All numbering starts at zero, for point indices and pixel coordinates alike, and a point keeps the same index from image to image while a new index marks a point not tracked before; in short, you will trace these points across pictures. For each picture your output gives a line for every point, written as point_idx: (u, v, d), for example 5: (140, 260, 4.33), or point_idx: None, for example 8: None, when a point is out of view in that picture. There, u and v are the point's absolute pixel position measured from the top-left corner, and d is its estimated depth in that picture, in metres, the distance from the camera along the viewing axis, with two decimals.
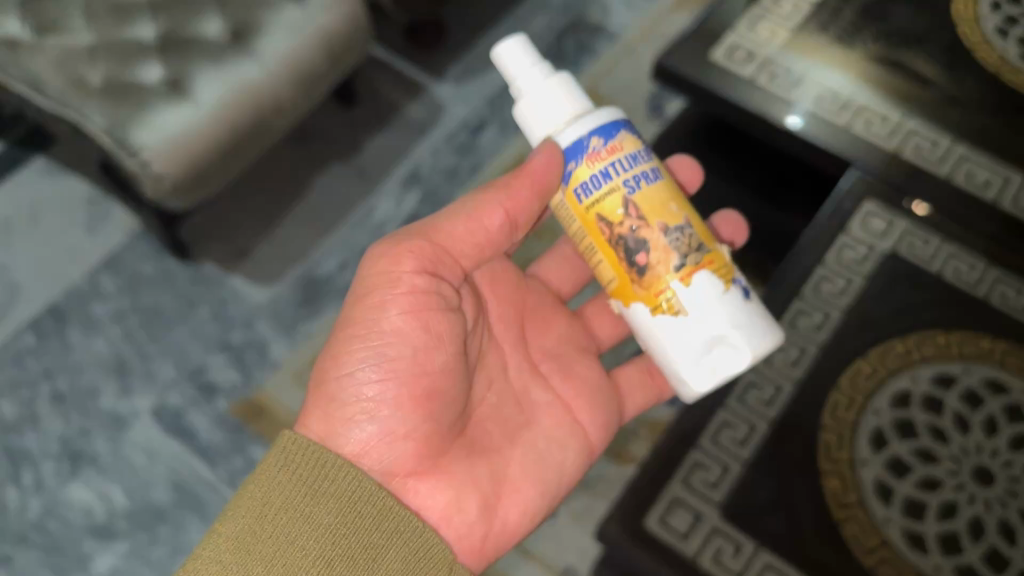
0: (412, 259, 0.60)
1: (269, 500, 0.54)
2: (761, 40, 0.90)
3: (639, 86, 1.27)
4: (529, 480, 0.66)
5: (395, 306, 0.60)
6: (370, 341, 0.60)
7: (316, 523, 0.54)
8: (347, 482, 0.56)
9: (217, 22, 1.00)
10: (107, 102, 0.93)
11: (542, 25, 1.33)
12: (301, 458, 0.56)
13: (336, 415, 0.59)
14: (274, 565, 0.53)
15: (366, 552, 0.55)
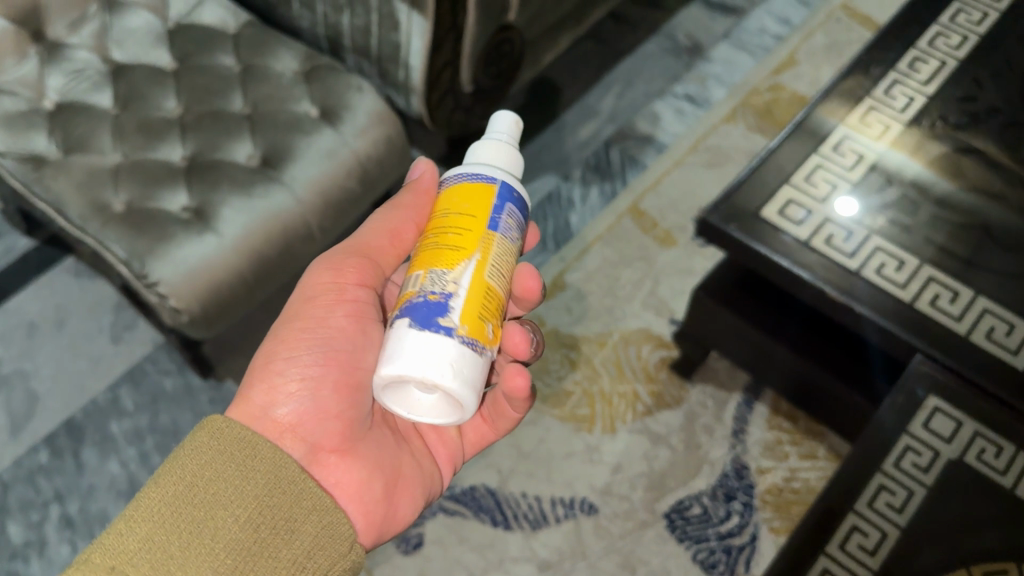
0: (353, 271, 0.67)
1: (201, 469, 0.56)
2: (817, 197, 0.83)
3: (687, 203, 1.21)
4: (414, 478, 0.70)
5: (341, 306, 0.66)
6: (318, 329, 0.65)
7: (246, 493, 0.56)
8: (276, 458, 0.58)
9: (248, 146, 0.96)
10: (126, 232, 0.89)
11: (588, 133, 1.29)
12: (232, 434, 0.58)
13: (276, 391, 0.63)
14: (202, 529, 0.54)
15: (287, 524, 0.57)
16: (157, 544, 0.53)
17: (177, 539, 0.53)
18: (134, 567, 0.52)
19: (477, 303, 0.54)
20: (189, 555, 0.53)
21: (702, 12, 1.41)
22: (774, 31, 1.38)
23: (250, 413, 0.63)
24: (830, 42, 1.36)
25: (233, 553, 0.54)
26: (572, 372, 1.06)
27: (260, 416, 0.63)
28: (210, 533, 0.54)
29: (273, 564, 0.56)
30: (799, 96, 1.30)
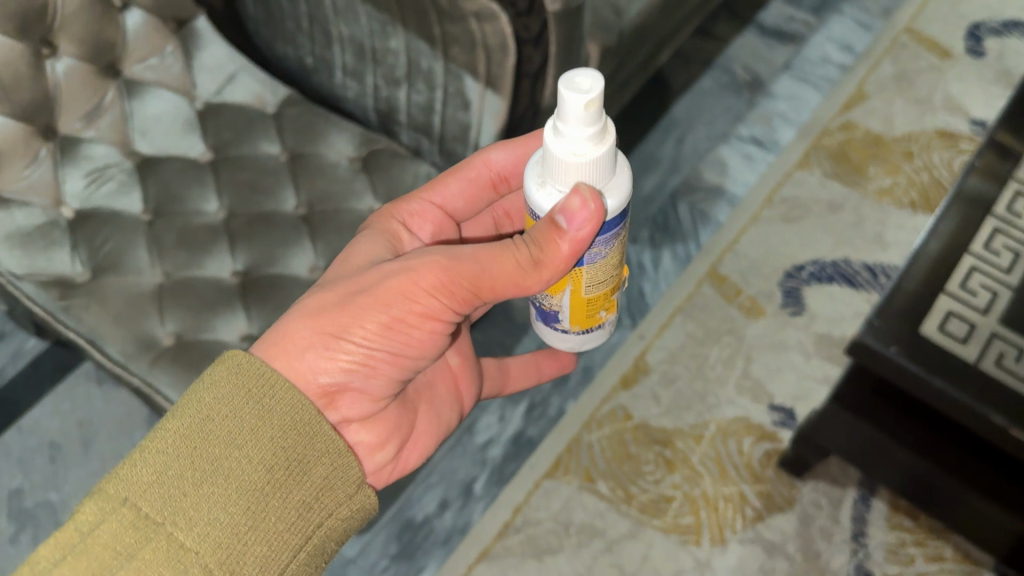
0: (452, 295, 0.58)
1: (216, 404, 0.55)
2: (978, 308, 0.73)
3: (770, 264, 1.11)
4: (428, 433, 0.71)
5: (422, 323, 0.59)
6: (388, 339, 0.59)
7: (259, 433, 0.55)
8: (292, 401, 0.57)
9: (310, 255, 0.84)
10: (181, 375, 0.76)
11: (650, 185, 1.19)
12: (254, 373, 0.56)
13: (334, 359, 0.59)
14: (218, 466, 0.54)
15: (297, 462, 0.56)
16: (169, 478, 0.52)
17: (192, 477, 0.53)
18: (147, 501, 0.52)
19: (582, 312, 0.63)
20: (200, 494, 0.53)
21: (757, 41, 1.31)
22: (837, 60, 1.28)
23: (296, 372, 0.59)
24: (899, 72, 1.27)
25: (244, 495, 0.54)
26: (670, 473, 0.96)
27: (308, 380, 0.59)
28: (224, 472, 0.54)
29: (283, 505, 0.55)
30: (873, 135, 1.21)
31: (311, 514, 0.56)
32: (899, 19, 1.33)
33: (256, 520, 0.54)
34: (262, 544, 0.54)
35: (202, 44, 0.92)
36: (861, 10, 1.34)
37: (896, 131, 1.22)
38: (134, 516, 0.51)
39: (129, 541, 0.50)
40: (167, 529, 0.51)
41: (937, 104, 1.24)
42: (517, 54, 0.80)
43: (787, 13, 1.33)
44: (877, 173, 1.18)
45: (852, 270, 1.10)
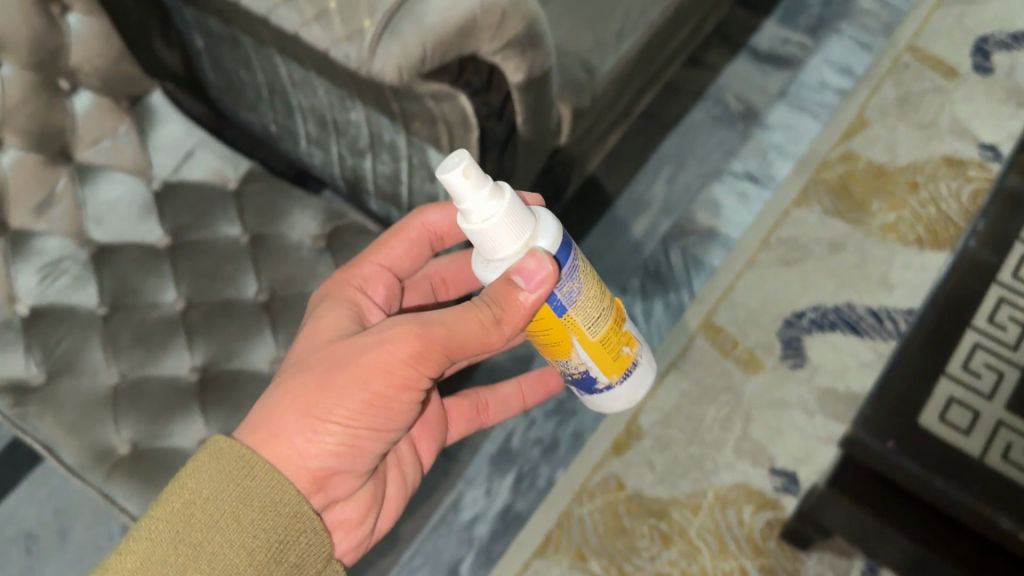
0: (433, 360, 0.55)
1: (199, 489, 0.51)
2: (980, 395, 0.68)
3: (768, 312, 1.05)
4: (397, 500, 0.67)
5: (404, 389, 0.56)
6: (376, 408, 0.55)
7: (243, 518, 0.51)
8: (279, 486, 0.52)
9: (270, 347, 0.80)
10: (137, 486, 0.73)
11: (641, 230, 1.14)
12: (234, 454, 0.52)
13: (320, 441, 0.54)
14: (199, 553, 0.50)
15: (277, 546, 0.52)
16: (151, 563, 0.49)
17: (174, 564, 0.50)
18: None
19: (613, 350, 0.57)
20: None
21: (750, 68, 1.25)
22: (836, 85, 1.22)
23: (280, 458, 0.54)
24: (901, 94, 1.21)
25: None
26: (665, 548, 0.92)
27: (294, 466, 0.54)
28: (204, 560, 0.50)
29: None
30: (876, 165, 1.15)
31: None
32: (901, 37, 1.26)
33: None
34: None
35: (157, 120, 0.89)
36: (860, 29, 1.28)
37: (900, 160, 1.15)
38: None
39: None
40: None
41: (943, 128, 1.18)
42: (479, 129, 0.75)
43: (781, 36, 1.28)
44: (881, 208, 1.12)
45: (856, 315, 1.04)
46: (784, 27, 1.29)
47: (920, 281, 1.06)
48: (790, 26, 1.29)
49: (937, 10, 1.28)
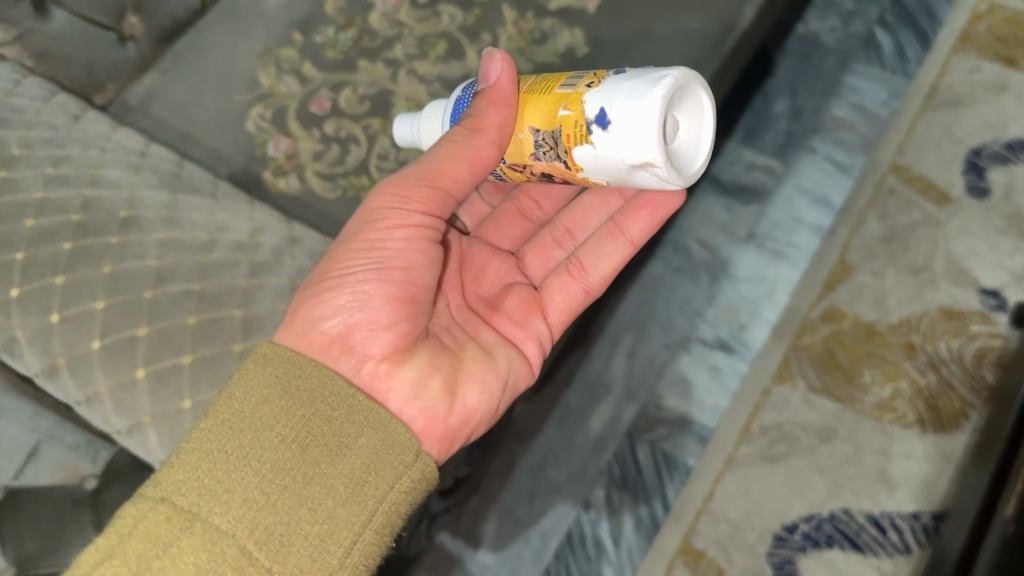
0: (422, 200, 0.59)
1: (245, 400, 0.52)
2: None
3: (754, 528, 0.91)
4: (486, 377, 0.64)
5: (402, 228, 0.59)
6: (370, 252, 0.58)
7: (293, 413, 0.53)
8: (324, 377, 0.54)
9: None
10: None
11: (604, 419, 0.97)
12: (279, 358, 0.55)
13: (327, 299, 0.58)
14: (249, 450, 0.51)
15: (336, 438, 0.53)
16: (203, 474, 0.50)
17: (223, 465, 0.50)
18: (183, 497, 0.49)
19: None
20: (236, 481, 0.50)
21: (713, 203, 1.10)
22: (811, 221, 1.07)
23: (294, 338, 0.57)
24: (888, 230, 1.06)
25: (282, 475, 0.51)
26: None
27: (307, 329, 0.57)
28: (256, 457, 0.51)
29: (328, 483, 0.52)
30: (864, 325, 1.00)
31: (369, 490, 0.52)
32: (883, 155, 1.11)
33: (299, 497, 0.51)
34: (312, 525, 0.50)
35: None
36: (836, 146, 1.12)
37: (892, 316, 1.01)
38: (169, 511, 0.48)
39: (164, 535, 0.47)
40: (202, 518, 0.48)
41: (937, 269, 1.03)
42: None
43: (745, 161, 1.12)
44: (874, 381, 0.97)
45: (854, 526, 0.90)
46: (747, 148, 1.13)
47: (922, 475, 0.92)
48: (754, 148, 1.13)
49: (921, 119, 1.13)
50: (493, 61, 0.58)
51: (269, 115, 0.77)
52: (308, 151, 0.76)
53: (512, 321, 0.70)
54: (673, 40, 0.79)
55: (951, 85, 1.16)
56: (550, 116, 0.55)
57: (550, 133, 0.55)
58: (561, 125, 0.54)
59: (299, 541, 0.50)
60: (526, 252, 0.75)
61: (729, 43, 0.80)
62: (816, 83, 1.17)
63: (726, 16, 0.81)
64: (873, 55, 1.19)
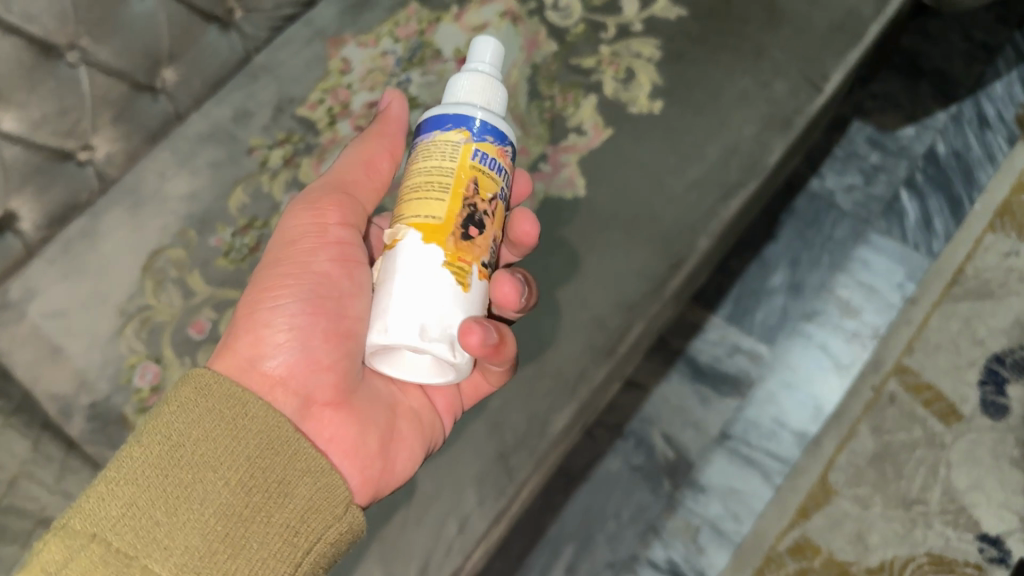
0: (337, 212, 0.55)
1: (188, 430, 0.46)
2: None
3: None
4: (415, 434, 0.59)
5: (326, 249, 0.53)
6: (303, 278, 0.52)
7: (237, 455, 0.46)
8: (271, 418, 0.48)
9: None
10: None
11: None
12: (223, 392, 0.48)
13: (262, 336, 0.51)
14: (190, 492, 0.44)
15: (278, 485, 0.47)
16: (140, 512, 0.43)
17: (163, 505, 0.44)
18: (119, 536, 0.42)
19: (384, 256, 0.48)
20: (175, 524, 0.44)
21: (687, 392, 0.97)
22: (795, 426, 0.94)
23: (234, 369, 0.51)
24: (881, 447, 0.93)
25: (222, 519, 0.45)
26: None
27: (245, 369, 0.51)
28: (198, 498, 0.44)
29: (265, 531, 0.46)
30: (838, 565, 0.88)
31: (299, 541, 0.47)
32: (887, 353, 0.97)
33: (238, 548, 0.45)
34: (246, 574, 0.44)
35: None
36: (834, 332, 0.99)
37: (873, 558, 0.88)
38: (104, 552, 0.42)
39: None
40: (139, 563, 0.42)
41: (932, 504, 0.90)
42: None
43: (729, 342, 1.00)
44: None
45: None
46: (734, 327, 1.00)
47: None
48: (742, 327, 1.00)
49: (939, 310, 0.99)
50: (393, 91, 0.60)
51: (143, 334, 0.69)
52: (175, 385, 0.67)
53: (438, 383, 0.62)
54: (609, 279, 0.68)
55: (980, 269, 1.01)
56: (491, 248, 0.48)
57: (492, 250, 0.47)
58: None
59: None
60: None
61: (675, 283, 0.69)
62: (822, 254, 1.03)
63: (675, 250, 0.70)
64: (894, 224, 1.05)
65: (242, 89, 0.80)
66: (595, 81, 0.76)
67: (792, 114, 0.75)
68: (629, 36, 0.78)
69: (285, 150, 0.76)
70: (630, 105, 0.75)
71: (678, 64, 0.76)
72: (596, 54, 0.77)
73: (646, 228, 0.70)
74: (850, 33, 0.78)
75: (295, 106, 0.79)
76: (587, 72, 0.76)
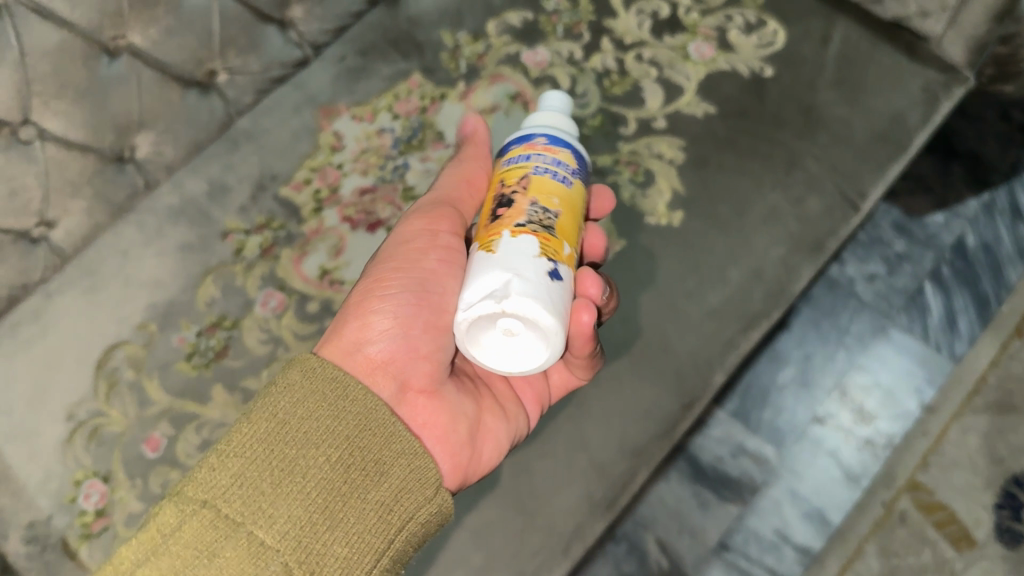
0: (449, 222, 0.54)
1: (291, 406, 0.46)
2: None
3: None
4: (502, 426, 0.56)
5: (435, 250, 0.53)
6: (411, 271, 0.52)
7: (337, 432, 0.46)
8: (371, 400, 0.48)
9: None
10: None
11: None
12: (326, 373, 0.48)
13: (369, 322, 0.51)
14: (293, 465, 0.44)
15: (375, 465, 0.46)
16: (247, 481, 0.43)
17: (268, 476, 0.44)
18: (226, 503, 0.42)
19: None
20: (279, 494, 0.43)
21: (686, 495, 0.91)
22: (798, 541, 0.89)
23: (339, 353, 0.50)
24: (888, 571, 0.87)
25: (323, 493, 0.44)
26: None
27: (350, 352, 0.50)
28: (300, 472, 0.44)
29: (363, 507, 0.45)
30: None
31: (395, 519, 0.46)
32: (900, 465, 0.91)
33: (338, 522, 0.44)
34: (345, 549, 0.44)
35: None
36: (845, 438, 0.93)
37: None
38: (211, 519, 0.42)
39: (207, 544, 0.41)
40: (245, 530, 0.42)
41: None
42: None
43: (734, 441, 0.93)
44: None
45: None
46: (740, 425, 0.94)
47: None
48: (748, 426, 0.94)
49: (957, 421, 0.93)
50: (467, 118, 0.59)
51: (92, 447, 0.62)
52: (124, 511, 0.60)
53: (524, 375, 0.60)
54: (610, 418, 0.61)
55: (1004, 378, 0.95)
56: (571, 233, 0.46)
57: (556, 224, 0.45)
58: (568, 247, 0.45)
59: (331, 564, 0.43)
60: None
61: (684, 426, 0.62)
62: (838, 350, 0.97)
63: (687, 389, 0.62)
64: (916, 320, 0.98)
65: (220, 159, 0.72)
66: (611, 183, 0.68)
67: (824, 235, 0.67)
68: (650, 133, 0.70)
69: (264, 237, 0.69)
70: (647, 216, 0.68)
71: (702, 171, 0.69)
72: (613, 152, 0.70)
73: (656, 360, 0.63)
74: (892, 144, 0.70)
75: (278, 185, 0.71)
76: (603, 172, 0.69)
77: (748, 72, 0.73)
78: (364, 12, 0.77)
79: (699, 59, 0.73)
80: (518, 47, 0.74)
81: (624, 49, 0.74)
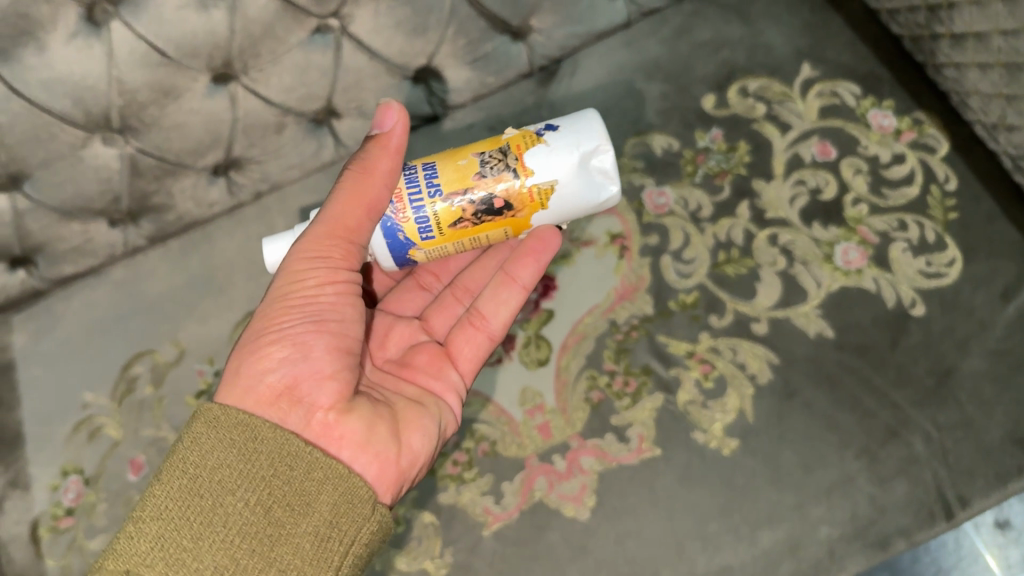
0: (340, 248, 0.50)
1: (205, 459, 0.44)
2: None
3: None
4: (424, 414, 0.53)
5: (321, 276, 0.50)
6: (306, 303, 0.49)
7: (252, 475, 0.44)
8: (281, 437, 0.45)
9: None
10: None
11: None
12: (231, 418, 0.45)
13: (266, 354, 0.48)
14: (212, 515, 0.42)
15: (297, 497, 0.44)
16: (168, 541, 0.42)
17: (188, 531, 0.42)
18: (149, 568, 0.41)
19: None
20: (203, 549, 0.42)
21: None
22: None
23: (238, 395, 0.47)
24: None
25: (249, 538, 0.43)
26: None
27: (250, 388, 0.47)
28: (220, 521, 0.42)
29: (293, 542, 0.43)
30: None
31: (333, 544, 0.44)
32: None
33: (269, 561, 0.42)
34: None
35: None
36: None
37: None
38: None
39: None
40: None
41: None
42: None
43: None
44: None
45: None
46: None
47: None
48: None
49: None
50: (386, 105, 0.51)
51: (91, 442, 0.65)
52: (89, 519, 0.63)
53: (427, 377, 0.57)
54: None
55: None
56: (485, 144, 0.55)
57: (498, 148, 0.54)
58: (507, 141, 0.54)
59: None
60: (430, 313, 0.63)
61: None
62: None
63: None
64: None
65: (318, 197, 0.71)
66: (672, 377, 0.60)
67: (892, 532, 0.55)
68: (743, 334, 0.60)
69: None
70: (697, 432, 0.58)
71: (783, 403, 0.58)
72: (693, 342, 0.61)
73: None
74: None
75: None
76: (670, 359, 0.60)
77: (894, 301, 0.60)
78: (512, 82, 0.71)
79: (842, 267, 0.62)
80: (645, 180, 0.66)
81: (761, 223, 0.64)
